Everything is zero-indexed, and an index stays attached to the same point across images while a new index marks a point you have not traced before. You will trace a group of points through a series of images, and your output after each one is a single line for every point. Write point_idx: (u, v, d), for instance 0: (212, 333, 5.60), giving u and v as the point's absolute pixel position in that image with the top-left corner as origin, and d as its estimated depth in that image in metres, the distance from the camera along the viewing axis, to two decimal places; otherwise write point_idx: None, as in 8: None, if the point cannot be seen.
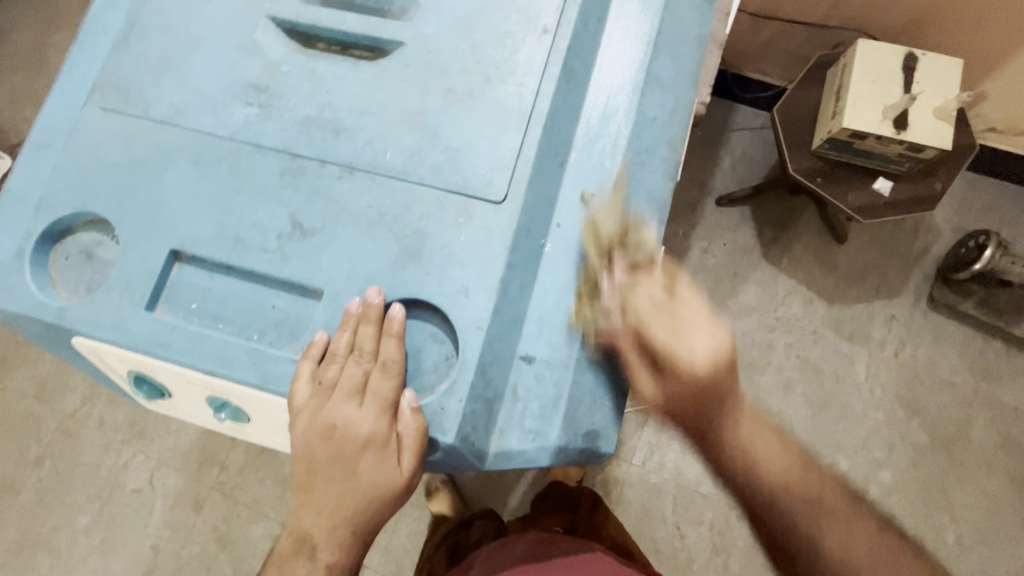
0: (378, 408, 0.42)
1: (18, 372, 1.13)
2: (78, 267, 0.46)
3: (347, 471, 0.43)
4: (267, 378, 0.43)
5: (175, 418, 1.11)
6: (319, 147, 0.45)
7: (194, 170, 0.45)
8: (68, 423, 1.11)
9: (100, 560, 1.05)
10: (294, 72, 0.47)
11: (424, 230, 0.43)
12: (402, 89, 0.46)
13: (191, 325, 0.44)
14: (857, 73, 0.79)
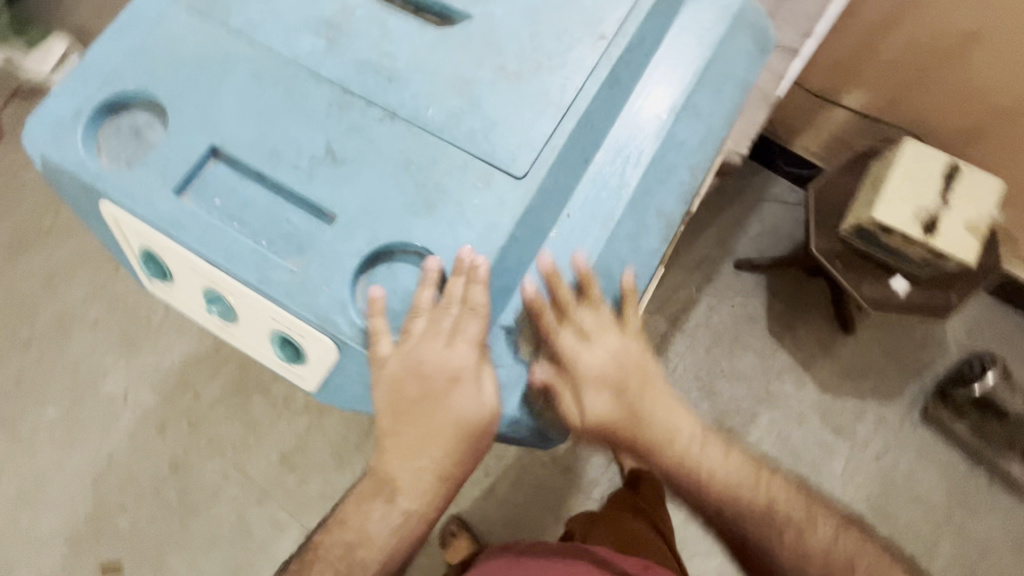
0: (477, 353, 0.40)
1: (30, 255, 1.16)
2: (125, 141, 0.42)
3: (435, 416, 0.41)
4: (264, 281, 0.39)
5: (164, 337, 1.13)
6: (369, 88, 0.41)
7: (227, 74, 0.42)
8: (63, 316, 1.14)
9: (58, 452, 1.08)
10: (366, 18, 0.43)
11: (444, 187, 0.40)
12: (458, 57, 0.42)
13: (209, 217, 0.40)
14: (897, 170, 0.77)
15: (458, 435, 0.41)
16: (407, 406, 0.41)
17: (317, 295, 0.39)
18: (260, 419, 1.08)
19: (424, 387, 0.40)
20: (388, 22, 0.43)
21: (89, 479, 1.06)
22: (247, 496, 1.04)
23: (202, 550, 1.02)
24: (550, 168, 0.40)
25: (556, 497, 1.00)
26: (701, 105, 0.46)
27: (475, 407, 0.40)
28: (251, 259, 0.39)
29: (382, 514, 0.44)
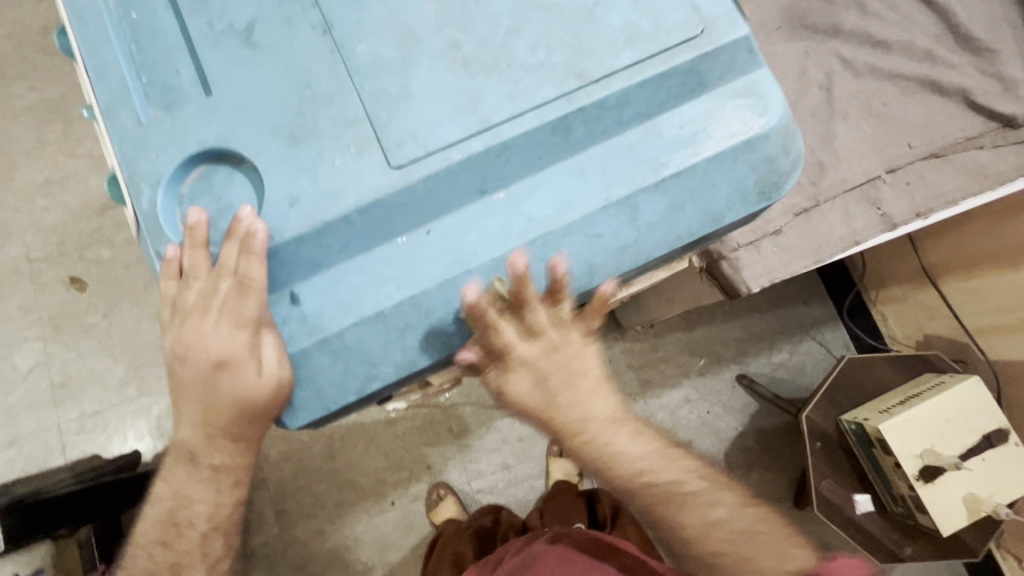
0: (241, 327, 0.45)
1: None
2: None
3: (208, 386, 0.48)
4: (112, 112, 0.44)
5: None
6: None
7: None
8: None
9: (89, 167, 1.18)
10: None
11: (319, 128, 0.43)
12: (426, 9, 0.44)
13: (114, 25, 0.46)
14: (936, 398, 0.68)
15: (232, 409, 0.48)
16: (190, 375, 0.48)
17: (142, 159, 0.44)
18: None
19: (207, 358, 0.47)
20: None
21: (100, 203, 1.16)
22: None
23: (150, 315, 1.11)
24: (427, 172, 0.42)
25: (441, 462, 1.02)
26: (641, 208, 0.45)
27: (242, 386, 0.46)
28: (117, 84, 0.45)
29: (193, 474, 0.53)
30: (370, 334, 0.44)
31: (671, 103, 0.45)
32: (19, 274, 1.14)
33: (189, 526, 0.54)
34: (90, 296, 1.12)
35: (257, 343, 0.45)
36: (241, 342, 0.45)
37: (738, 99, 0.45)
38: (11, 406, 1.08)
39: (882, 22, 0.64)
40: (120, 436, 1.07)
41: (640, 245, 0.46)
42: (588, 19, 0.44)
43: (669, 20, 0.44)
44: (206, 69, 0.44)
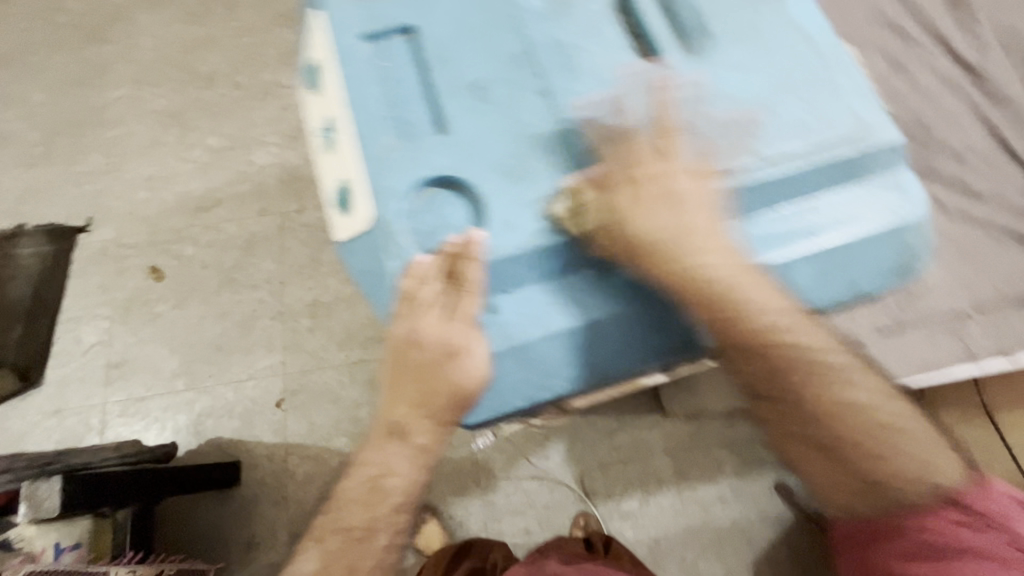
0: (463, 327, 0.49)
1: (289, 32, 1.40)
2: None
3: (422, 376, 0.51)
4: (367, 140, 0.53)
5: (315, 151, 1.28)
6: (541, 67, 0.54)
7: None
8: (272, 86, 1.35)
9: (193, 170, 1.28)
10: (593, 13, 0.56)
11: (531, 169, 0.51)
12: (622, 89, 0.53)
13: (373, 73, 0.55)
14: (993, 545, 0.67)
15: (441, 398, 0.51)
16: (411, 362, 0.51)
17: (386, 175, 0.52)
18: (324, 261, 1.19)
19: (421, 348, 0.50)
20: (598, 34, 0.55)
21: (195, 204, 1.25)
22: (270, 306, 1.16)
23: (215, 315, 1.16)
24: (616, 213, 0.49)
25: (462, 515, 1.01)
26: (795, 276, 0.52)
27: (458, 383, 0.50)
28: (377, 118, 0.54)
29: (400, 449, 0.55)
30: (554, 348, 0.51)
31: (818, 185, 0.51)
32: (105, 255, 1.21)
33: (387, 495, 0.57)
34: (164, 286, 1.19)
35: (469, 342, 0.49)
36: (458, 338, 0.49)
37: (887, 192, 0.52)
38: (64, 377, 1.12)
39: (974, 175, 0.70)
40: (158, 426, 1.09)
41: (790, 290, 0.52)
42: (758, 113, 0.51)
43: (826, 121, 0.51)
44: (449, 113, 0.54)
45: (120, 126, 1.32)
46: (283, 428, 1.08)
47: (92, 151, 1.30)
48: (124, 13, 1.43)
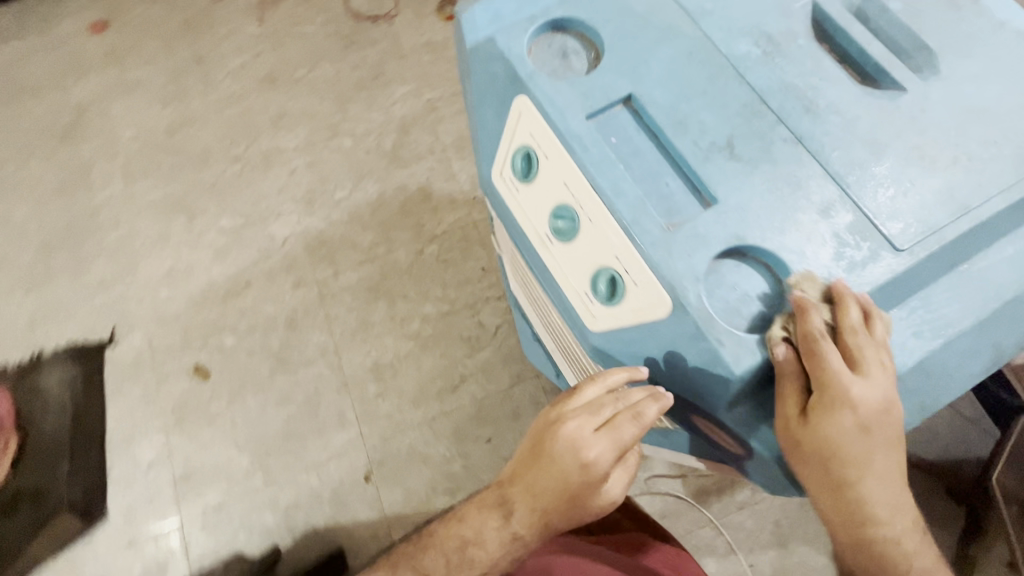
0: (613, 442, 0.46)
1: (275, 94, 1.35)
2: (552, 57, 0.47)
3: (553, 476, 0.49)
4: (634, 226, 0.42)
5: (336, 211, 1.24)
6: (787, 109, 0.44)
7: (663, 43, 0.47)
8: (273, 153, 1.30)
9: (211, 256, 1.22)
10: (808, 47, 0.47)
11: (831, 224, 0.42)
12: (893, 112, 0.44)
13: (607, 149, 0.44)
14: None
15: (569, 508, 0.51)
16: (540, 477, 0.51)
17: (675, 260, 0.41)
18: (375, 321, 1.15)
19: (557, 471, 0.48)
20: (826, 57, 0.46)
21: (224, 291, 1.19)
22: (332, 379, 1.12)
23: (276, 401, 1.11)
24: (932, 251, 0.41)
25: None
26: None
27: (592, 505, 0.51)
28: (630, 203, 0.42)
29: (498, 527, 0.59)
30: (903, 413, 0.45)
31: None
32: (140, 365, 1.14)
33: (473, 560, 0.63)
34: (212, 383, 1.12)
35: (603, 453, 0.46)
36: (594, 452, 0.46)
37: None
38: (131, 503, 1.05)
39: None
40: (246, 531, 1.03)
41: None
42: None
43: None
44: (718, 178, 0.43)
45: (121, 226, 1.25)
46: (378, 501, 1.04)
47: (96, 259, 1.22)
48: (94, 107, 1.35)
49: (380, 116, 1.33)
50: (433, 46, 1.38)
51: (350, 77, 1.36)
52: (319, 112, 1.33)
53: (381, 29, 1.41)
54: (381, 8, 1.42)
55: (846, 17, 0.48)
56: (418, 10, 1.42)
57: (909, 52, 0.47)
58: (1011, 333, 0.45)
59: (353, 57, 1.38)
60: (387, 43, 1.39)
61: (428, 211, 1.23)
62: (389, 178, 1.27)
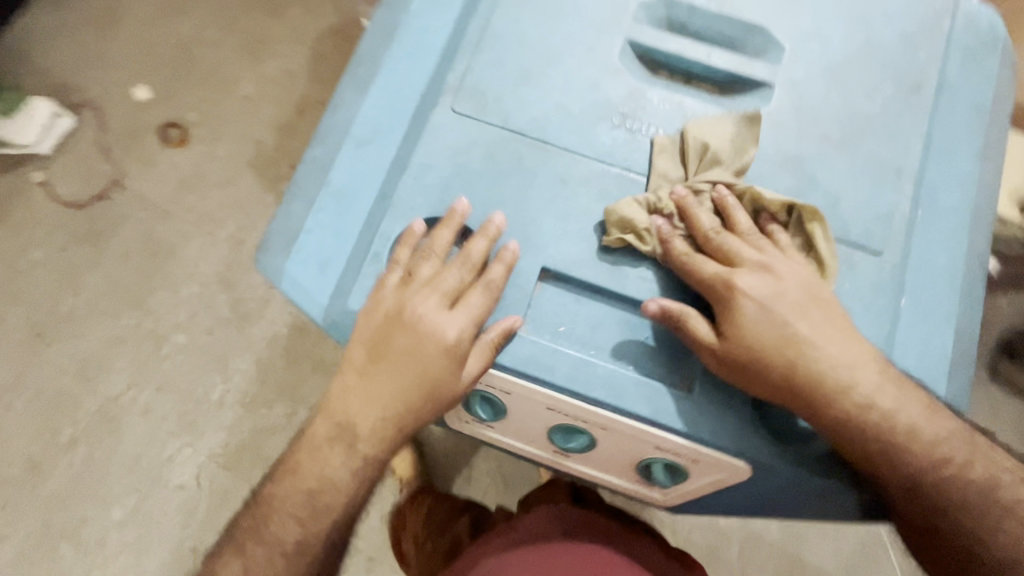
0: (469, 315, 0.46)
1: (58, 348, 1.09)
2: (416, 268, 0.50)
3: (410, 354, 0.46)
4: (658, 412, 0.48)
5: (226, 413, 1.06)
6: (685, 173, 0.53)
7: (537, 180, 0.52)
8: (110, 408, 1.06)
9: (130, 558, 0.99)
10: (659, 99, 0.54)
11: None
12: (781, 132, 0.54)
13: (565, 348, 0.49)
14: None
15: (425, 404, 0.47)
16: (379, 342, 0.47)
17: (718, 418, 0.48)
18: None
19: (389, 327, 0.47)
20: (686, 103, 0.54)
21: None
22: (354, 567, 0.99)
23: None
24: (883, 226, 0.52)
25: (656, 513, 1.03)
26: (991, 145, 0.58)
27: (437, 371, 0.46)
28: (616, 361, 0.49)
29: (340, 456, 0.49)
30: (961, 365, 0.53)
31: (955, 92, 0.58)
32: None
33: (327, 510, 0.50)
34: None
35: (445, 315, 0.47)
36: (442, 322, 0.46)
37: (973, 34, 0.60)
38: None
39: None
40: None
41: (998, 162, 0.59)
42: (869, 62, 0.57)
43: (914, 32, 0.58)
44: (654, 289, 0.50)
45: None
46: None
47: None
48: None
49: (192, 288, 1.12)
50: (188, 181, 1.18)
51: (128, 274, 1.13)
52: (125, 330, 1.10)
53: (119, 200, 1.16)
54: (100, 181, 1.17)
55: (669, 45, 0.57)
56: (142, 157, 1.19)
57: (743, 36, 0.58)
58: (979, 240, 0.56)
59: (114, 250, 1.14)
60: (138, 211, 1.16)
61: (317, 343, 1.09)
62: (252, 342, 1.09)
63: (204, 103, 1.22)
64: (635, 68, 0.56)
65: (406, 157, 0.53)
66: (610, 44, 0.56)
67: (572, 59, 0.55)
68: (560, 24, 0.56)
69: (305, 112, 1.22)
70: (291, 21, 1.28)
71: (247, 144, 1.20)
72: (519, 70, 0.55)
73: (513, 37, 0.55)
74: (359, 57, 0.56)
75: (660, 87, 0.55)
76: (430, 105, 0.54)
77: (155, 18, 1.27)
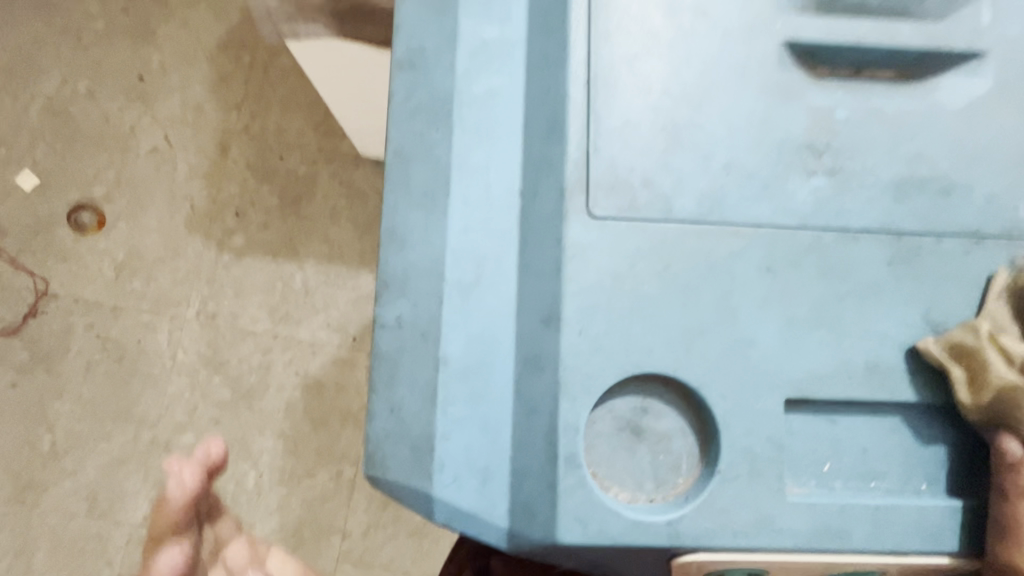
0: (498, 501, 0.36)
1: (57, 489, 0.97)
2: (627, 450, 0.35)
3: None
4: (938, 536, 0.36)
5: (269, 497, 0.98)
6: (924, 214, 0.37)
7: (738, 285, 0.35)
8: (141, 532, 0.96)
9: None
10: (855, 118, 0.37)
11: None
12: (1005, 121, 0.38)
13: (843, 496, 0.36)
14: None
15: None
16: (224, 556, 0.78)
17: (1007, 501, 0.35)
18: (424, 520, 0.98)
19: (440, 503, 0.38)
20: (884, 109, 0.37)
21: None
22: None
23: None
24: None
25: None
26: None
27: None
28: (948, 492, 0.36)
29: None
30: None
31: None
32: None
33: None
34: None
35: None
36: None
37: None
38: None
39: None
40: None
41: None
42: None
43: None
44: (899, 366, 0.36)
45: None
46: None
47: None
48: None
49: (180, 381, 1.00)
50: (127, 266, 1.02)
51: (100, 387, 0.99)
52: (124, 448, 0.98)
53: (55, 311, 1.00)
54: (23, 296, 1.00)
55: (836, 31, 0.37)
56: (61, 254, 1.01)
57: None
58: None
59: (74, 368, 0.99)
60: (83, 317, 1.00)
61: (338, 395, 1.00)
62: (268, 417, 1.00)
63: (107, 171, 1.04)
64: (799, 76, 0.37)
65: (533, 301, 0.36)
66: (758, 50, 0.37)
67: (708, 97, 0.36)
68: (661, 47, 0.37)
69: (229, 147, 1.05)
70: (171, 44, 1.07)
71: (177, 203, 1.03)
72: (645, 134, 0.36)
73: (643, 76, 0.36)
74: (396, 149, 0.39)
75: (844, 96, 0.37)
76: (532, 210, 0.37)
77: (6, 84, 1.05)
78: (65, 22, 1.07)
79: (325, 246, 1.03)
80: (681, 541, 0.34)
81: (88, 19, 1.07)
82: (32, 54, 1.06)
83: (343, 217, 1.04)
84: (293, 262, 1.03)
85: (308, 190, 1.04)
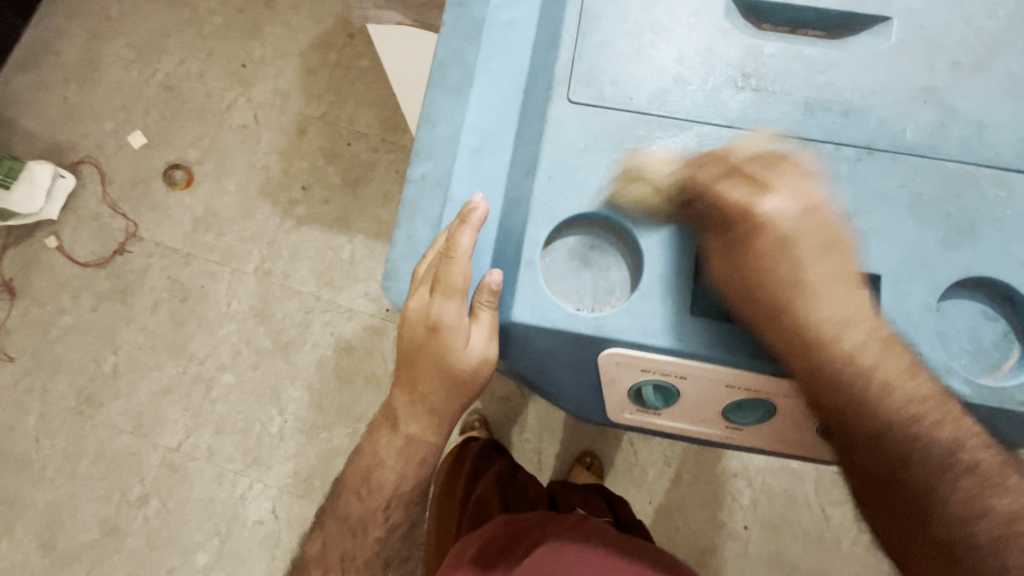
0: (478, 329, 0.39)
1: (110, 407, 1.09)
2: (576, 274, 0.38)
3: None
4: None
5: (289, 443, 1.06)
6: (829, 128, 0.38)
7: (657, 163, 0.37)
8: (173, 457, 1.06)
9: None
10: (781, 53, 0.39)
11: (977, 215, 0.36)
12: (902, 66, 0.38)
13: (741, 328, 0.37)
14: None
15: None
16: None
17: (918, 366, 0.35)
18: None
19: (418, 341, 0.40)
20: (802, 48, 0.39)
21: None
22: None
23: None
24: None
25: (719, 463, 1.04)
26: None
27: None
28: None
29: None
30: None
31: None
32: None
33: None
34: None
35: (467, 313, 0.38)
36: (448, 312, 0.38)
37: None
38: None
39: None
40: None
41: None
42: None
43: None
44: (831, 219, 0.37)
45: None
46: None
47: None
48: None
49: (229, 326, 1.11)
50: (203, 221, 1.16)
51: (162, 323, 1.12)
52: (173, 379, 1.10)
53: (138, 252, 1.15)
54: (115, 236, 1.16)
55: None
56: (152, 205, 1.17)
57: None
58: None
59: (144, 303, 1.13)
60: (160, 260, 1.14)
61: (365, 359, 1.08)
62: (299, 368, 1.09)
63: (201, 139, 1.20)
64: (740, 24, 0.40)
65: (522, 158, 0.40)
66: None
67: (670, 28, 0.40)
68: None
69: (306, 130, 1.19)
70: (272, 40, 1.24)
71: (254, 171, 1.18)
72: (618, 49, 0.39)
73: (607, 5, 0.40)
74: (441, 59, 0.42)
75: (775, 39, 0.39)
76: (531, 100, 0.41)
77: (136, 60, 1.25)
78: (190, 15, 1.27)
79: (373, 224, 1.14)
80: (601, 334, 0.36)
81: (209, 14, 1.27)
82: (160, 38, 1.26)
83: (394, 200, 1.15)
84: (344, 235, 1.14)
85: (367, 174, 1.16)
